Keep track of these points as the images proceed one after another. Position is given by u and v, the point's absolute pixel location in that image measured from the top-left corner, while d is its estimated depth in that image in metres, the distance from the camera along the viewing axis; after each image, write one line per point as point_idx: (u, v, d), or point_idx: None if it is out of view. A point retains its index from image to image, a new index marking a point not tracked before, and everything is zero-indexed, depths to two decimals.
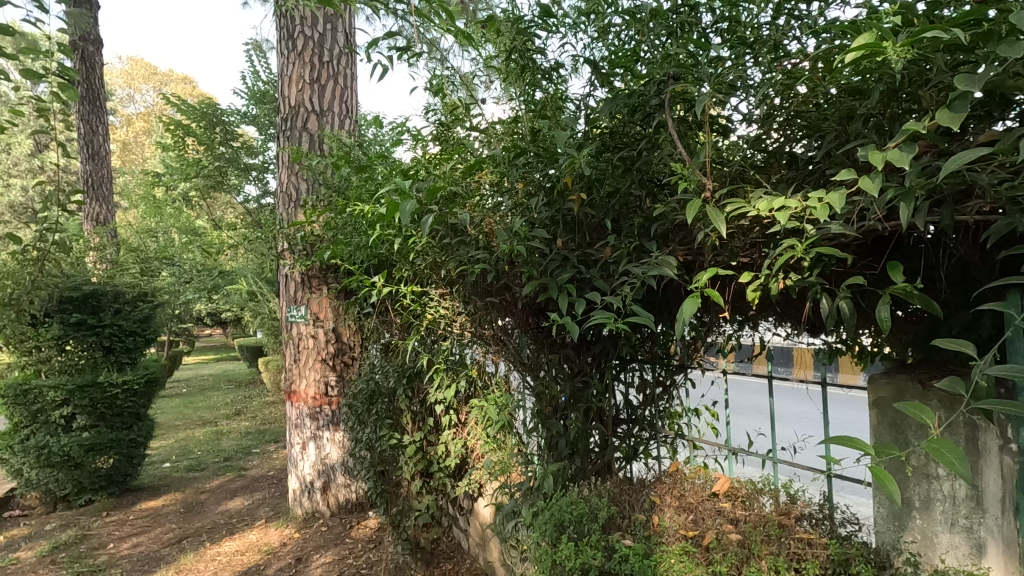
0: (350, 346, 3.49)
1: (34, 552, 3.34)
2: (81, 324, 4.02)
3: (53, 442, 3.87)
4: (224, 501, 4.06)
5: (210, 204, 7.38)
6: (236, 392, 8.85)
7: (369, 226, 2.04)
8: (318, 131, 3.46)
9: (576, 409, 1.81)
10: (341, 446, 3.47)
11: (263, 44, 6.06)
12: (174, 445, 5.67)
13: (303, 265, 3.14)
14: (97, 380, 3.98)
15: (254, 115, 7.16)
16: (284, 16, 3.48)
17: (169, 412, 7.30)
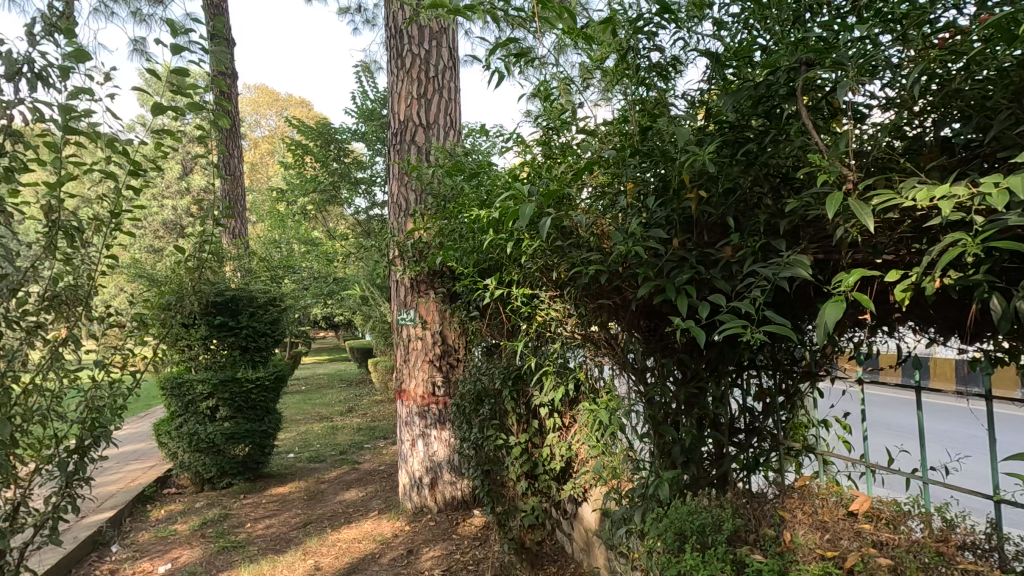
0: (455, 348, 3.62)
1: (188, 526, 3.79)
2: (223, 325, 4.53)
3: (201, 430, 4.36)
4: (342, 491, 4.37)
5: (325, 216, 7.99)
6: (348, 390, 9.50)
7: (480, 231, 2.10)
8: (426, 143, 3.65)
9: (690, 415, 1.74)
10: (448, 444, 3.60)
11: (371, 66, 6.49)
12: (297, 438, 6.20)
13: (413, 270, 3.31)
14: (236, 375, 4.45)
15: (362, 132, 7.68)
16: (394, 38, 3.70)
17: (291, 407, 8.00)
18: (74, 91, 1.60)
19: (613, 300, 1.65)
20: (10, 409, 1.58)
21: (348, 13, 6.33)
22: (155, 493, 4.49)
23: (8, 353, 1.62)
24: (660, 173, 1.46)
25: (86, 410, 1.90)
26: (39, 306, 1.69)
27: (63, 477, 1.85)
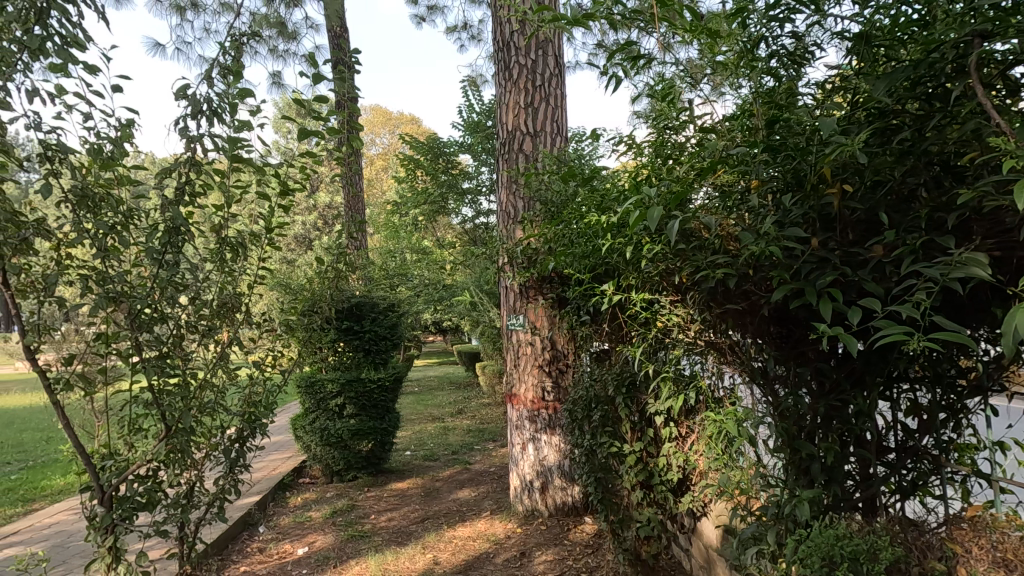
0: (564, 353, 3.62)
1: (321, 513, 4.14)
2: (349, 330, 4.89)
3: (331, 425, 4.74)
4: (456, 490, 4.54)
5: (434, 226, 8.37)
6: (458, 393, 9.88)
7: (596, 235, 2.08)
8: (533, 151, 3.70)
9: (830, 430, 1.59)
10: (558, 449, 3.60)
11: (478, 80, 6.72)
12: (413, 436, 6.55)
13: (523, 276, 3.35)
14: (361, 376, 4.79)
15: (469, 144, 7.96)
16: (502, 50, 3.80)
17: (406, 407, 8.46)
18: (240, 124, 1.84)
19: (741, 304, 1.56)
20: (191, 400, 1.84)
21: (456, 32, 6.62)
22: (293, 481, 4.97)
23: (188, 352, 1.88)
24: (795, 169, 1.36)
25: (245, 404, 2.15)
26: (213, 313, 1.95)
27: (229, 462, 2.11)
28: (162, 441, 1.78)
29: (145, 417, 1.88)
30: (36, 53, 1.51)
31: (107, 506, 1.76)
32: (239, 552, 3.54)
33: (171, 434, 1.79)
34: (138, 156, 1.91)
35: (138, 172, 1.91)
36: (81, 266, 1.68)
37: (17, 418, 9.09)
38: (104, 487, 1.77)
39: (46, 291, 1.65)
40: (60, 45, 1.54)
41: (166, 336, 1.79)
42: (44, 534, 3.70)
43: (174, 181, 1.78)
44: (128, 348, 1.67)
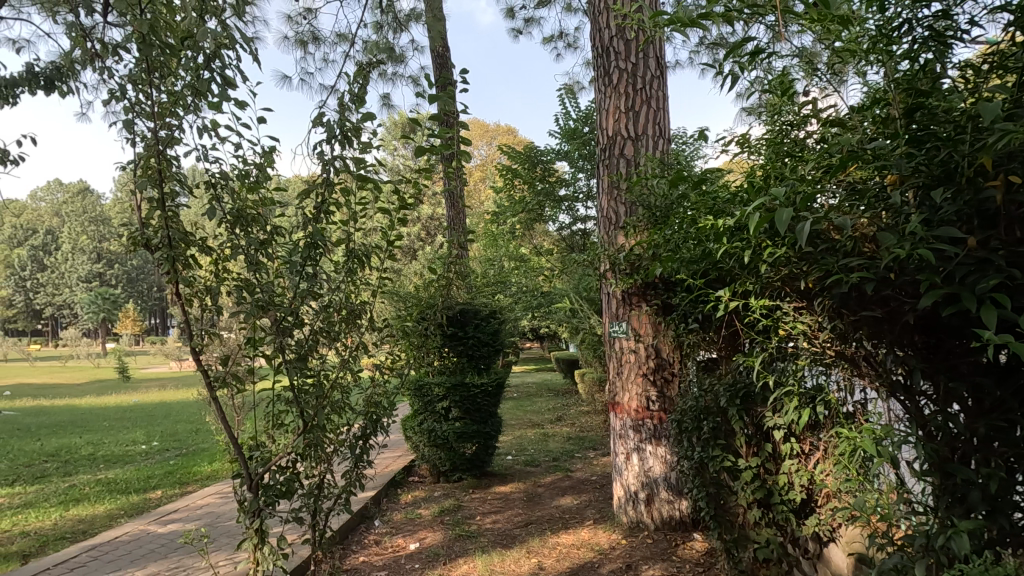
0: (670, 361, 3.50)
1: (430, 512, 4.32)
2: (454, 335, 5.08)
3: (437, 427, 4.93)
4: (557, 496, 4.55)
5: (532, 234, 8.48)
6: (556, 400, 9.90)
7: (711, 239, 1.99)
8: (635, 155, 3.62)
9: (991, 454, 1.43)
10: (664, 461, 3.48)
11: (575, 87, 6.74)
12: (514, 441, 6.65)
13: (625, 282, 3.28)
14: (465, 380, 4.94)
15: (566, 152, 7.99)
16: (601, 56, 3.76)
17: (506, 412, 8.60)
18: (364, 146, 2.00)
19: (879, 312, 1.45)
20: (324, 399, 2.02)
21: (553, 41, 6.69)
22: (404, 479, 5.23)
23: (321, 356, 2.06)
24: (944, 162, 1.24)
25: (368, 404, 2.32)
26: (341, 320, 2.12)
27: (354, 457, 2.27)
28: (301, 436, 1.97)
29: (285, 413, 2.09)
30: (201, 95, 1.75)
31: (255, 492, 1.97)
32: (358, 542, 3.79)
33: (308, 430, 1.97)
34: (279, 180, 2.14)
35: (279, 193, 2.13)
36: (235, 277, 1.91)
37: (174, 411, 10.43)
38: (252, 475, 1.98)
39: (210, 300, 1.90)
40: (219, 86, 1.78)
41: (304, 340, 1.99)
42: (200, 513, 4.22)
43: (311, 201, 1.97)
44: (273, 350, 1.88)
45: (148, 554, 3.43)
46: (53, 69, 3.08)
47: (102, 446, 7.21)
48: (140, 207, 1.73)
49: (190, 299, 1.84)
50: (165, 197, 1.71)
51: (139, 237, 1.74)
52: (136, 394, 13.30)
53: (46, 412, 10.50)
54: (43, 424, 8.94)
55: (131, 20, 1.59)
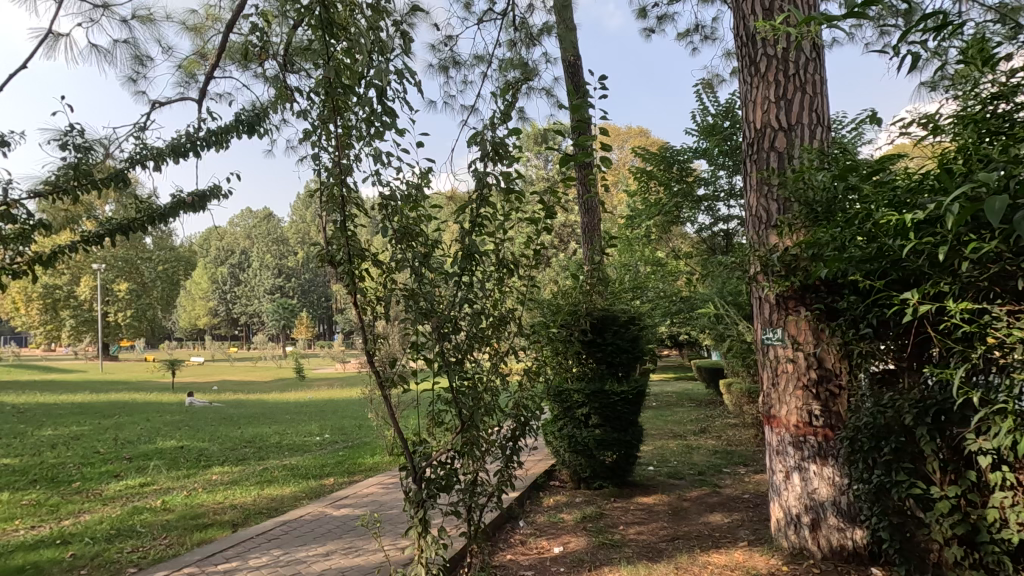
0: (836, 372, 3.08)
1: (572, 517, 4.34)
2: (593, 342, 4.93)
3: (578, 433, 4.89)
4: (705, 513, 4.31)
5: (669, 237, 8.25)
6: (699, 410, 9.40)
7: (895, 234, 1.76)
8: (788, 147, 3.32)
9: None
10: (831, 483, 3.10)
11: (713, 81, 6.39)
12: (656, 452, 6.44)
13: (782, 285, 3.00)
14: (605, 388, 4.81)
15: (704, 149, 7.60)
16: (746, 44, 3.50)
17: (646, 422, 8.34)
18: (512, 160, 2.11)
19: None
20: (480, 400, 2.15)
21: (688, 35, 6.40)
22: (545, 483, 5.31)
23: (475, 359, 2.21)
24: None
25: (516, 407, 2.41)
26: (491, 326, 2.25)
27: (505, 458, 2.39)
28: (459, 434, 2.11)
29: (444, 412, 2.26)
30: (373, 127, 1.98)
31: (418, 485, 2.14)
32: (505, 540, 3.93)
33: (465, 429, 2.11)
34: (435, 197, 2.31)
35: (435, 210, 2.31)
36: (399, 288, 2.09)
37: (341, 408, 11.70)
38: (417, 468, 2.16)
39: (380, 308, 2.12)
40: (387, 117, 2.00)
41: (461, 344, 2.13)
42: (367, 501, 4.69)
43: (466, 215, 2.13)
44: (434, 354, 2.05)
45: (327, 533, 3.88)
46: (254, 115, 3.67)
47: (287, 436, 8.33)
48: (326, 228, 1.99)
49: (365, 308, 2.08)
50: (346, 218, 1.95)
51: (324, 254, 2.00)
52: (312, 392, 15.19)
53: (245, 405, 12.42)
54: (243, 415, 10.57)
55: (319, 67, 1.86)
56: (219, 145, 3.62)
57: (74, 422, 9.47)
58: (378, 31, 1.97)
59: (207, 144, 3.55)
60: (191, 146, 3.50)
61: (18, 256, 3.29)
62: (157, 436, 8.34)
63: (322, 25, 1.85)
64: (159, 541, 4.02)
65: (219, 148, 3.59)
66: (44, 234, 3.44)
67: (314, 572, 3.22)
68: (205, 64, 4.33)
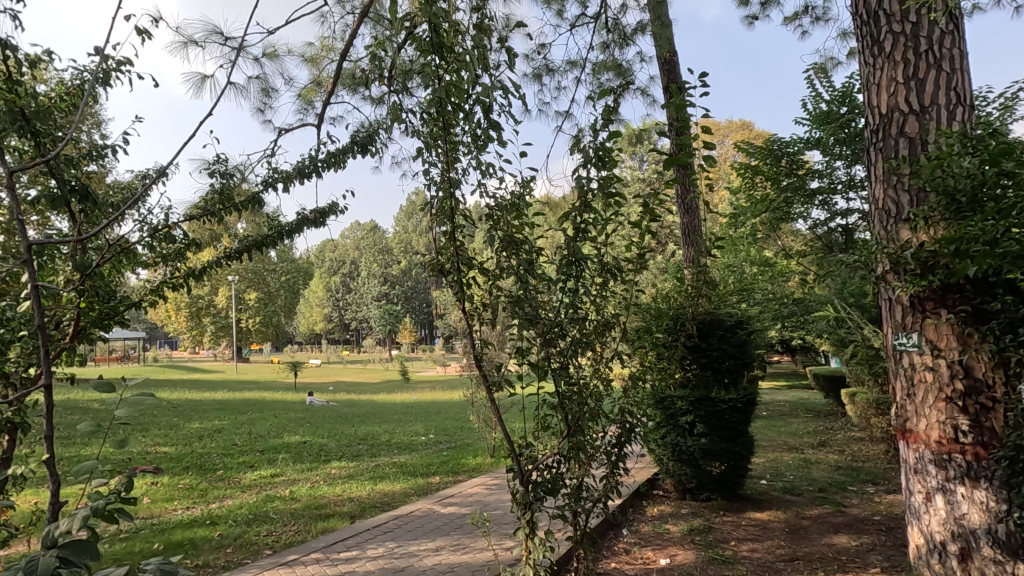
0: (989, 383, 2.70)
1: (678, 529, 4.19)
2: (697, 348, 4.73)
3: (682, 442, 4.68)
4: (829, 534, 3.97)
5: (778, 235, 7.75)
6: (817, 422, 8.67)
7: None
8: (921, 132, 2.98)
9: None
10: (985, 509, 2.71)
11: (827, 65, 5.90)
12: (769, 464, 6.03)
13: (918, 285, 2.70)
14: (711, 395, 4.58)
15: (817, 139, 7.04)
16: (867, 23, 3.19)
17: (756, 432, 7.85)
18: (614, 165, 2.09)
19: None
20: (585, 405, 2.16)
21: (797, 18, 5.97)
22: (649, 491, 5.17)
23: (578, 364, 2.22)
24: None
25: (621, 413, 2.39)
26: (595, 331, 2.25)
27: (610, 464, 2.37)
28: (566, 438, 2.14)
29: (550, 416, 2.29)
30: (480, 140, 2.07)
31: (526, 487, 2.19)
32: (608, 548, 3.88)
33: (572, 434, 2.13)
34: (536, 205, 2.36)
35: (537, 217, 2.36)
36: (504, 293, 2.15)
37: (443, 409, 12.16)
38: (523, 470, 2.21)
39: (486, 314, 2.20)
40: (492, 130, 2.08)
41: (565, 350, 2.16)
42: (472, 500, 4.85)
43: (569, 222, 2.16)
44: (539, 359, 2.09)
45: (435, 529, 4.06)
46: (366, 135, 3.96)
47: (396, 435, 8.81)
48: (436, 240, 2.10)
49: (472, 314, 2.17)
50: (455, 229, 2.05)
51: (435, 263, 2.12)
52: (417, 393, 15.96)
53: (358, 405, 13.33)
54: (356, 414, 11.34)
55: (430, 88, 1.97)
56: (337, 165, 3.93)
57: (217, 416, 10.71)
58: (483, 50, 2.06)
59: (327, 165, 3.88)
60: (314, 167, 3.84)
61: (175, 270, 3.80)
62: (285, 431, 9.19)
63: (433, 49, 1.96)
64: (289, 527, 4.43)
65: (337, 167, 3.90)
66: (195, 251, 3.93)
67: (426, 566, 3.38)
68: (321, 91, 4.74)
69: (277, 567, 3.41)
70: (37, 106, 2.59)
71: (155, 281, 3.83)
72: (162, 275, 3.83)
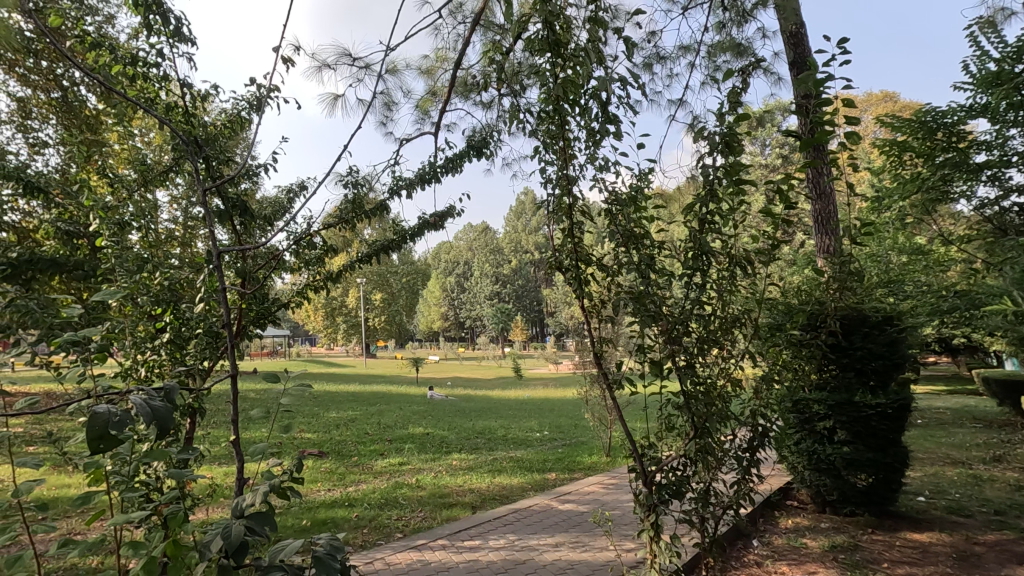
0: None
1: (818, 544, 3.83)
2: (838, 349, 4.28)
3: (820, 450, 4.26)
4: (1010, 565, 3.41)
5: (933, 218, 6.79)
6: (989, 433, 7.49)
7: None
8: None
9: None
10: None
11: (996, 17, 5.05)
12: (927, 479, 5.31)
13: None
14: (853, 399, 4.12)
15: (984, 105, 6.07)
16: None
17: (909, 441, 6.95)
18: (742, 152, 1.96)
19: None
20: (714, 407, 2.04)
21: None
22: (781, 501, 4.80)
23: (704, 363, 2.12)
24: None
25: (753, 415, 2.24)
26: (722, 327, 2.13)
27: (742, 469, 2.22)
28: (692, 440, 2.05)
29: (675, 416, 2.21)
30: (596, 136, 2.04)
31: (650, 488, 2.14)
32: (737, 559, 3.65)
33: (699, 435, 2.04)
34: (656, 199, 2.27)
35: (657, 210, 2.28)
36: (624, 289, 2.11)
37: (558, 407, 12.21)
38: (646, 471, 2.16)
39: (605, 311, 2.17)
40: (609, 124, 2.05)
41: (691, 348, 2.07)
42: (589, 499, 4.82)
43: (693, 214, 2.06)
44: (663, 357, 2.03)
45: (553, 525, 4.09)
46: (480, 138, 4.09)
47: (512, 431, 9.01)
48: (554, 237, 2.12)
49: (591, 312, 2.16)
50: (573, 226, 2.05)
51: (553, 261, 2.14)
52: (530, 390, 16.22)
53: (475, 399, 13.84)
54: (473, 408, 11.77)
55: (547, 87, 1.98)
56: (455, 170, 4.11)
57: (351, 407, 11.70)
58: (599, 43, 2.02)
59: (445, 170, 4.06)
60: (434, 173, 4.04)
61: (316, 274, 4.20)
62: (410, 422, 9.80)
63: (550, 48, 1.97)
64: (417, 514, 4.72)
65: (455, 172, 4.07)
66: (333, 256, 4.32)
67: (547, 560, 3.42)
68: (436, 100, 4.96)
69: (408, 550, 3.65)
70: (206, 134, 3.01)
71: (298, 285, 4.24)
72: (303, 280, 4.23)
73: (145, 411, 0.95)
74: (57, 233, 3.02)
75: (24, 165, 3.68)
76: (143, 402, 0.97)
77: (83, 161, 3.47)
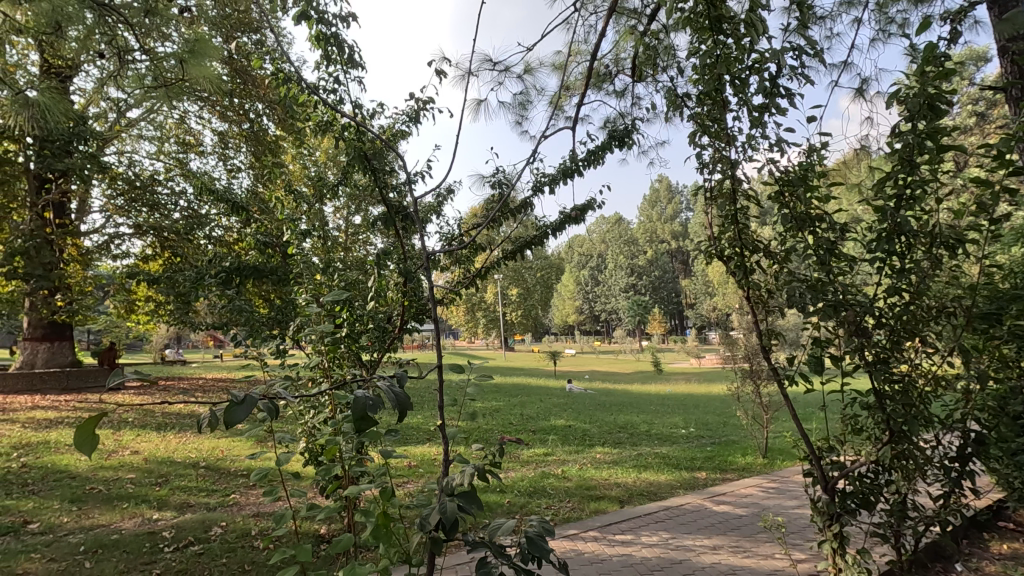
0: None
1: None
2: None
3: None
4: None
5: None
6: None
7: None
8: None
9: None
10: None
11: None
12: None
13: None
14: None
15: None
16: None
17: None
18: (947, 112, 1.68)
19: None
20: (915, 407, 1.80)
21: None
22: (991, 521, 4.08)
23: (901, 358, 1.87)
24: None
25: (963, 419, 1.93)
26: (924, 317, 1.86)
27: (950, 482, 1.93)
28: (886, 445, 1.82)
29: (863, 418, 1.99)
30: (762, 112, 1.90)
31: (831, 496, 1.97)
32: None
33: (894, 439, 1.81)
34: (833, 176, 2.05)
35: (836, 188, 2.05)
36: (797, 277, 1.94)
37: (704, 403, 11.59)
38: (827, 477, 1.99)
39: (774, 302, 2.02)
40: (777, 97, 1.89)
41: (882, 341, 1.84)
42: (748, 502, 4.52)
43: (885, 188, 1.82)
44: (847, 350, 1.84)
45: (708, 527, 3.91)
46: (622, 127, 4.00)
47: (655, 426, 8.75)
48: (716, 224, 2.03)
49: (759, 302, 2.03)
50: (738, 212, 1.94)
51: (713, 250, 2.06)
52: (673, 385, 15.63)
53: (614, 393, 13.69)
54: (613, 403, 11.64)
55: (705, 65, 1.89)
56: (597, 162, 4.07)
57: (494, 398, 12.24)
58: (763, 11, 1.88)
59: (587, 164, 4.05)
60: (577, 168, 4.05)
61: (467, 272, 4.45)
62: (551, 414, 9.99)
63: (709, 23, 1.87)
64: (565, 504, 4.80)
65: (596, 164, 4.04)
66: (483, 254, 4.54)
67: (707, 563, 3.27)
68: (571, 94, 4.97)
69: (562, 539, 3.73)
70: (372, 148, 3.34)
71: (452, 283, 4.53)
72: (454, 279, 4.50)
73: (393, 397, 1.05)
74: (258, 244, 3.56)
75: (231, 189, 4.39)
76: (389, 389, 1.07)
77: (273, 182, 4.04)
